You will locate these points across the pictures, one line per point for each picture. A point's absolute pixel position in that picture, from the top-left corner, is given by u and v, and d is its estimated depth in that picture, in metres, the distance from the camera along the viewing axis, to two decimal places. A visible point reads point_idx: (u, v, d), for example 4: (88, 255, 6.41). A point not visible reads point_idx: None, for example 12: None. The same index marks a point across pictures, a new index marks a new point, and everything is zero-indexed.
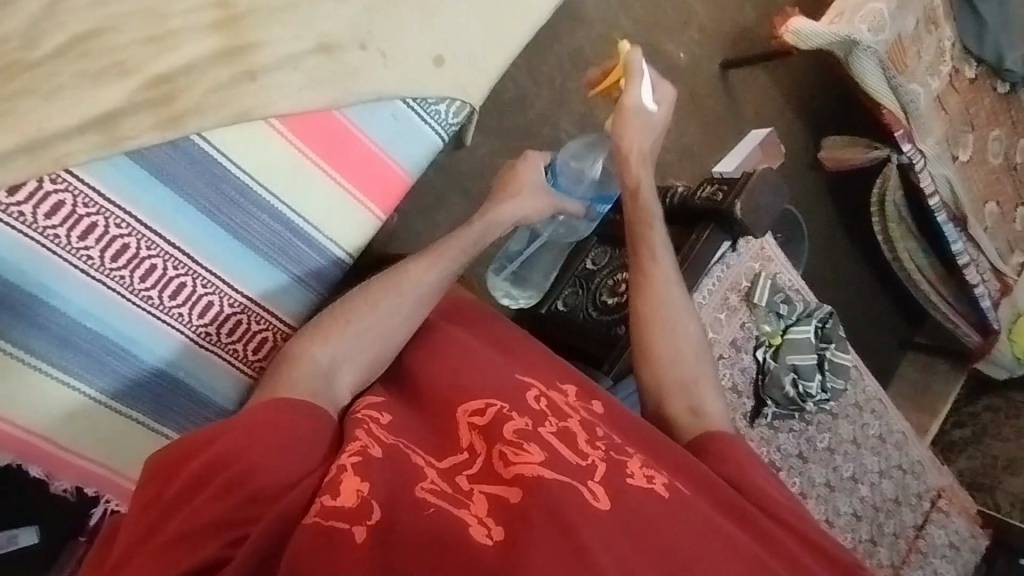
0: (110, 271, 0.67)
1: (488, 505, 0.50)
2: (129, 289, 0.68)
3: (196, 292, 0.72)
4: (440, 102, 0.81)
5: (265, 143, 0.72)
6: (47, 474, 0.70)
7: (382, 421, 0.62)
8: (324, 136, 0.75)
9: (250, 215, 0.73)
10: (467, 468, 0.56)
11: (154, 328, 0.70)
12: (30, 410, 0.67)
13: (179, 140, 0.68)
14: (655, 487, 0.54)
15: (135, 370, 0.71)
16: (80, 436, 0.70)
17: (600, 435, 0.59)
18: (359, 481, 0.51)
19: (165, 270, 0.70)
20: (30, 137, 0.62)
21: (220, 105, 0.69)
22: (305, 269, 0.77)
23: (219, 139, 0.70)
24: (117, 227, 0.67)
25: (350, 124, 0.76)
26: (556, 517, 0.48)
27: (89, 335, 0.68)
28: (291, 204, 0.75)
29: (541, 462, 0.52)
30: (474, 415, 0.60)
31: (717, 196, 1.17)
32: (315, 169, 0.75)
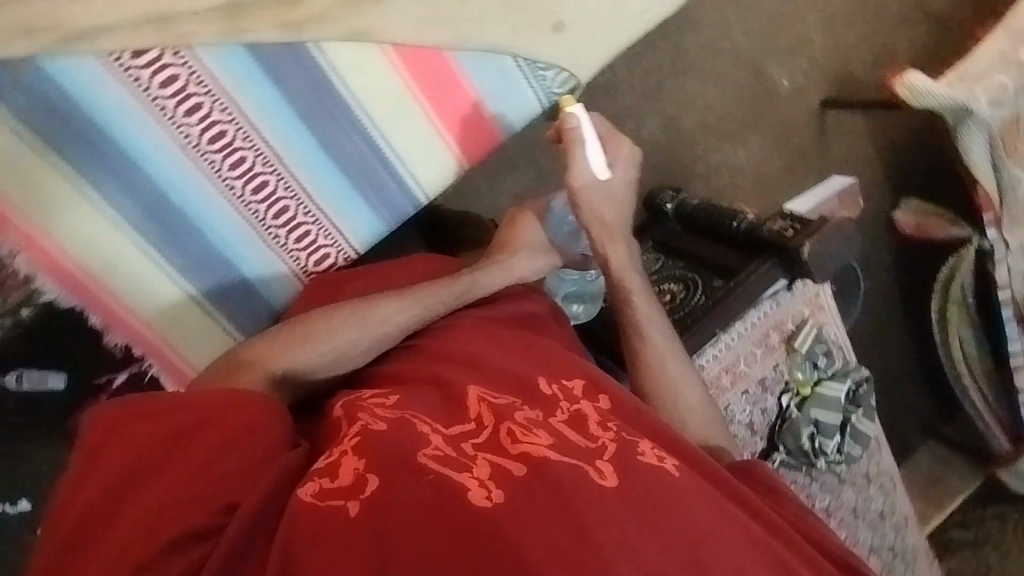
0: (204, 152, 0.69)
1: (491, 471, 0.49)
2: (217, 174, 0.71)
3: (276, 193, 0.74)
4: (549, 68, 0.81)
5: (375, 66, 0.73)
6: (104, 325, 0.73)
7: (389, 402, 0.61)
8: (429, 74, 0.75)
9: (343, 133, 0.74)
10: (474, 438, 0.54)
11: (230, 216, 0.73)
12: (100, 264, 0.70)
13: (296, 44, 0.69)
14: (665, 467, 0.54)
15: (204, 251, 0.74)
16: (139, 299, 0.73)
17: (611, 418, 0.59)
18: (357, 461, 0.52)
19: (253, 164, 0.72)
20: (161, 7, 0.65)
21: (341, 19, 0.70)
22: (381, 197, 0.79)
23: (332, 52, 0.71)
24: (220, 112, 0.69)
25: (457, 68, 0.77)
26: (563, 495, 0.48)
27: (171, 207, 0.70)
28: (383, 132, 0.76)
29: (548, 445, 0.52)
30: (484, 394, 0.60)
31: (788, 232, 1.16)
32: (414, 103, 0.76)
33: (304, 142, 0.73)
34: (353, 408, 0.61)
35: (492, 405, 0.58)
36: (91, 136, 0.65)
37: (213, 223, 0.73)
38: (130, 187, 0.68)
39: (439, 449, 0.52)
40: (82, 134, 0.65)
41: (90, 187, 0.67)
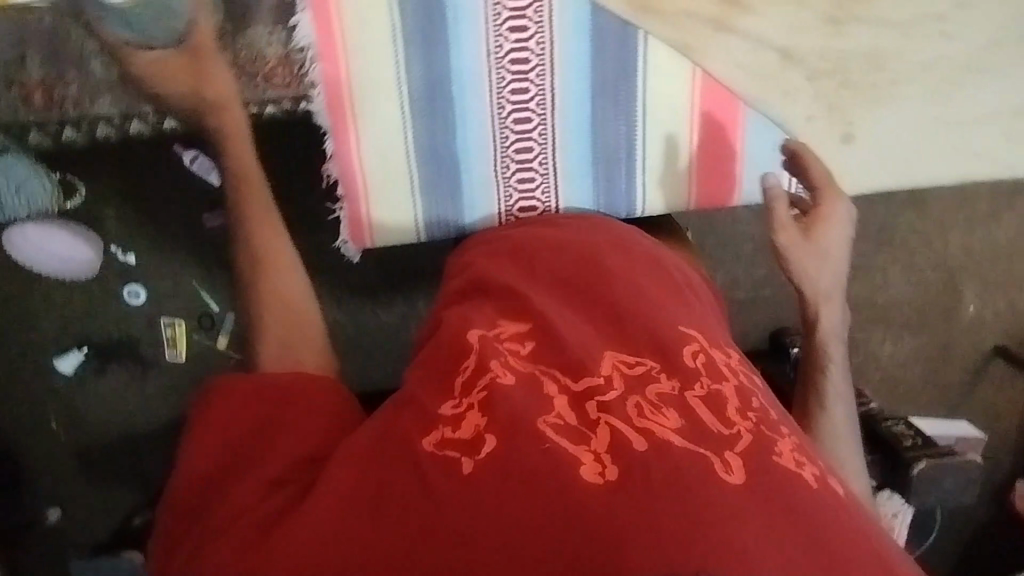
0: (502, 66, 0.74)
1: (609, 442, 0.54)
2: (499, 90, 0.75)
3: (531, 132, 0.77)
4: None
5: (678, 79, 0.77)
6: (331, 155, 0.78)
7: (522, 351, 0.63)
8: (719, 113, 0.79)
9: (615, 117, 0.77)
10: (603, 395, 0.57)
11: (485, 131, 0.77)
12: (365, 123, 0.76)
13: (631, 26, 0.75)
14: (804, 473, 0.55)
15: (446, 152, 0.78)
16: (373, 158, 0.77)
17: (753, 407, 0.60)
18: (479, 418, 0.56)
19: (530, 98, 0.76)
20: None
21: None
22: (608, 192, 0.81)
23: (654, 49, 0.75)
24: (535, 42, 0.74)
25: (740, 122, 0.80)
26: (679, 479, 0.51)
27: (446, 95, 0.75)
28: (644, 138, 0.79)
29: (675, 428, 0.55)
30: (623, 363, 0.61)
31: (907, 440, 1.14)
32: (686, 128, 0.79)
33: (577, 99, 0.76)
34: (494, 347, 0.63)
35: (625, 372, 0.60)
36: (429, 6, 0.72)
37: (464, 120, 0.76)
38: (424, 58, 0.74)
39: (560, 417, 0.56)
40: (426, 12, 0.72)
41: (401, 40, 0.73)
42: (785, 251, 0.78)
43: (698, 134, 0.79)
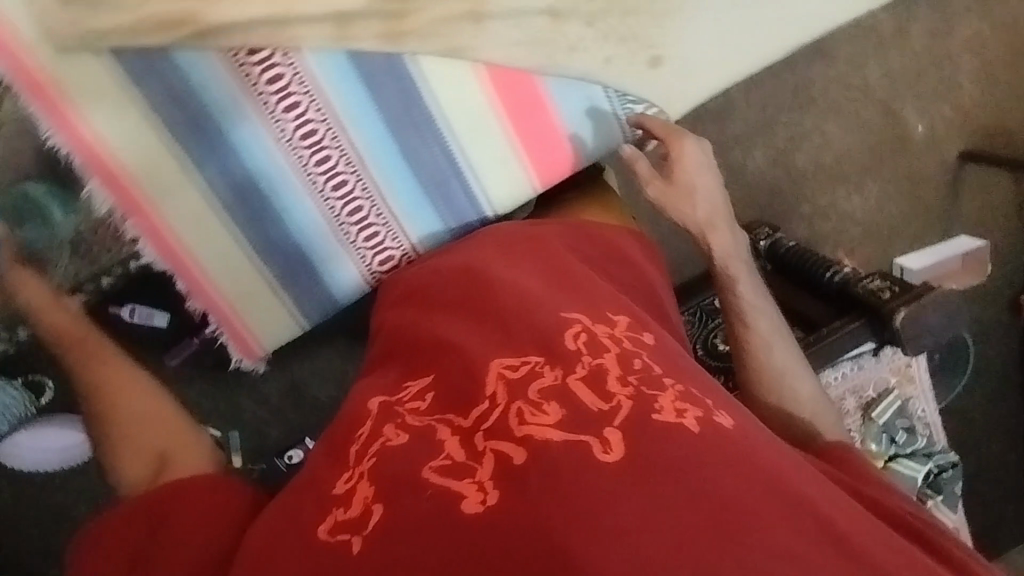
0: (295, 146, 0.74)
1: (493, 467, 0.53)
2: (303, 168, 0.75)
3: (353, 191, 0.77)
4: (637, 102, 0.79)
5: (463, 81, 0.74)
6: (187, 291, 0.78)
7: (419, 407, 0.61)
8: (517, 95, 0.76)
9: (423, 142, 0.77)
10: (487, 419, 0.56)
11: (311, 209, 0.77)
12: (200, 249, 0.77)
13: (393, 55, 0.72)
14: (683, 422, 0.55)
15: (286, 243, 0.78)
16: (224, 276, 0.78)
17: (636, 368, 0.58)
18: (367, 489, 0.54)
19: (337, 162, 0.76)
20: (282, 10, 0.68)
21: (442, 35, 0.72)
22: (452, 210, 0.80)
23: (425, 65, 0.73)
24: (314, 112, 0.73)
25: (544, 92, 0.76)
26: (561, 481, 0.50)
27: (259, 193, 0.75)
28: (461, 148, 0.77)
29: (555, 424, 0.54)
30: (507, 368, 0.59)
31: (883, 294, 1.06)
32: (495, 122, 0.77)
33: (382, 143, 0.76)
34: (388, 409, 0.61)
35: (508, 381, 0.58)
36: (202, 124, 0.71)
37: (289, 210, 0.77)
38: (223, 173, 0.74)
39: (448, 458, 0.54)
40: (201, 128, 0.71)
41: (189, 160, 0.73)
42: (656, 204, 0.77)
43: (508, 120, 0.77)
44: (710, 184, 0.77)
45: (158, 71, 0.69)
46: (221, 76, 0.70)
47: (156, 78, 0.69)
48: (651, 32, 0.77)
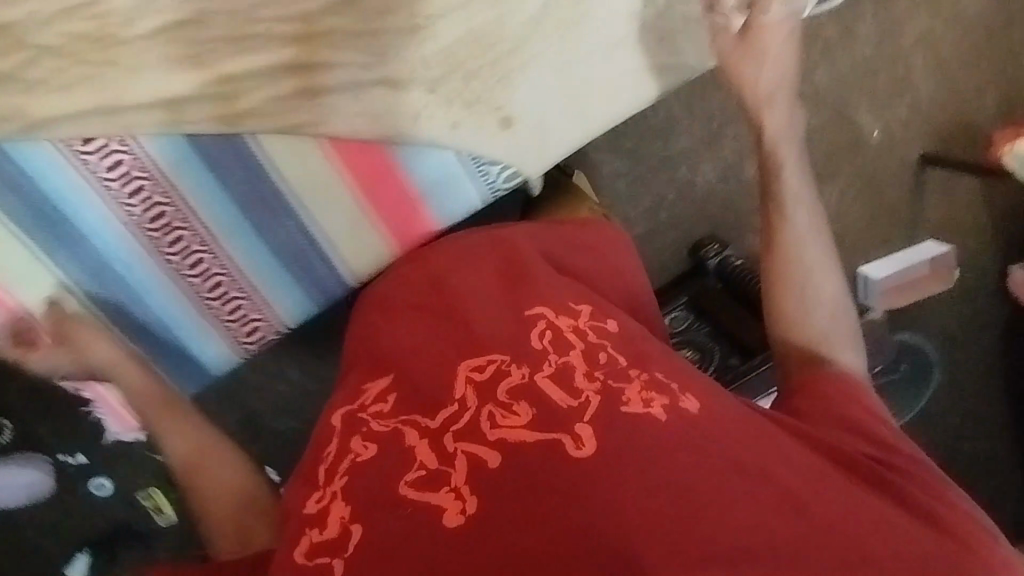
0: (145, 229, 0.74)
1: (466, 471, 0.51)
2: (157, 249, 0.75)
3: (211, 268, 0.78)
4: (494, 164, 0.77)
5: (309, 157, 0.73)
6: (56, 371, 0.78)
7: (383, 407, 0.59)
8: (365, 166, 0.75)
9: (275, 218, 0.76)
10: (456, 421, 0.54)
11: (171, 286, 0.78)
12: (65, 331, 0.76)
13: (233, 136, 0.71)
14: (650, 412, 0.53)
15: (152, 317, 0.79)
16: None
17: (602, 362, 0.57)
18: (341, 508, 0.54)
19: (190, 242, 0.75)
20: (109, 99, 0.67)
21: (279, 113, 0.71)
22: (310, 278, 0.81)
23: (267, 144, 0.72)
24: (160, 195, 0.72)
25: (394, 162, 0.75)
26: (535, 481, 0.50)
27: (116, 274, 0.75)
28: (316, 220, 0.77)
29: (527, 424, 0.53)
30: (473, 369, 0.58)
31: None
32: (347, 193, 0.76)
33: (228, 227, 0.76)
34: (356, 419, 0.60)
35: (475, 382, 0.57)
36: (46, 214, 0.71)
37: (148, 291, 0.78)
38: (75, 260, 0.74)
39: (423, 467, 0.53)
40: (47, 216, 0.71)
41: (38, 246, 0.72)
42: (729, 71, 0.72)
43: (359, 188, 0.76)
44: (788, 56, 0.72)
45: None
46: (58, 167, 0.69)
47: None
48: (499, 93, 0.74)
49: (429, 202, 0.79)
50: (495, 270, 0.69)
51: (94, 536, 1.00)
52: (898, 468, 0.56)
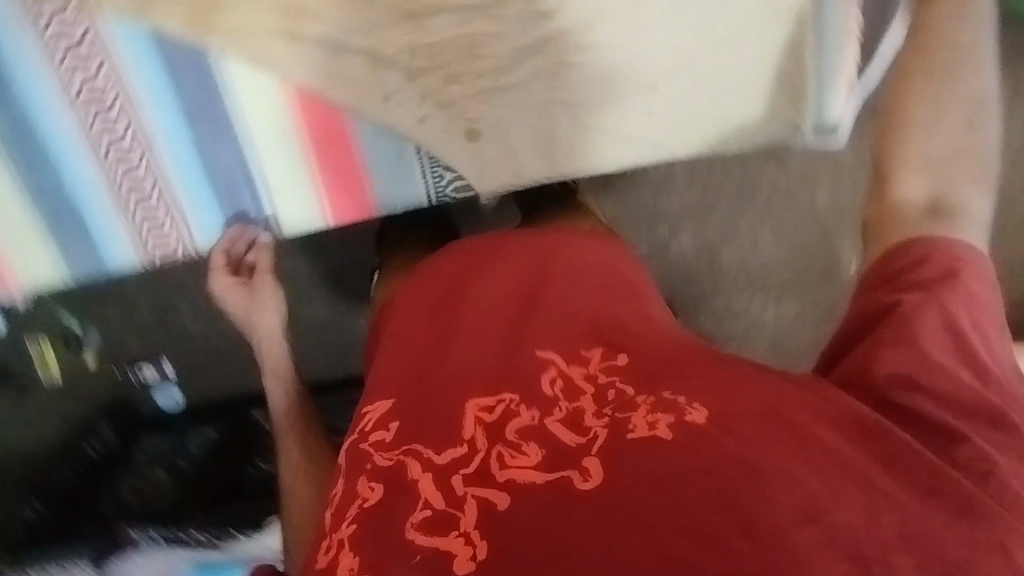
0: (79, 104, 0.70)
1: (477, 514, 0.44)
2: (87, 129, 0.71)
3: (135, 167, 0.74)
4: (448, 172, 0.80)
5: (269, 98, 0.72)
6: None
7: (389, 430, 0.53)
8: (321, 129, 0.75)
9: (217, 139, 0.75)
10: (463, 463, 0.47)
11: (91, 170, 0.74)
12: None
13: (197, 46, 0.68)
14: (656, 434, 0.47)
15: (64, 195, 0.75)
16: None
17: (613, 399, 0.50)
18: (351, 556, 0.46)
19: (122, 133, 0.72)
20: None
21: (249, 42, 0.68)
22: (235, 210, 0.80)
23: (230, 68, 0.70)
24: (105, 75, 0.69)
25: (351, 133, 0.76)
26: (545, 528, 0.43)
27: (38, 140, 0.71)
28: (257, 160, 0.77)
29: (538, 466, 0.46)
30: (483, 410, 0.51)
31: None
32: (297, 147, 0.76)
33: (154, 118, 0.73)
34: (356, 457, 0.53)
35: (485, 420, 0.50)
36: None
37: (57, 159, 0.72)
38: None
39: (428, 507, 0.45)
40: None
41: None
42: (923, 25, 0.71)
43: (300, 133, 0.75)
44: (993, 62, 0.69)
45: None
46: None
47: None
48: (470, 103, 0.74)
49: (380, 192, 0.80)
50: (517, 288, 0.62)
51: None
52: (967, 428, 0.49)
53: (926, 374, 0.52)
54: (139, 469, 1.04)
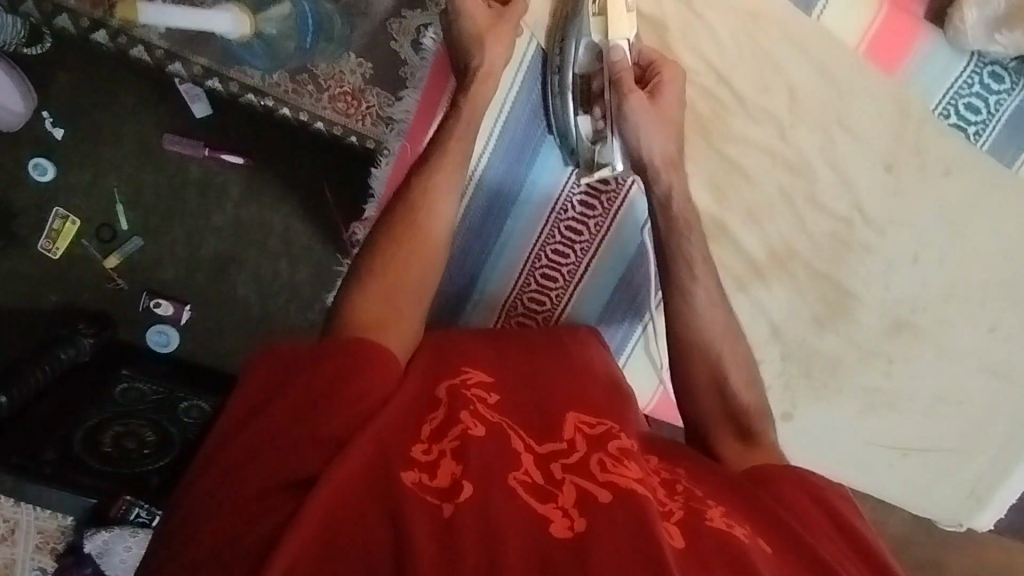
0: (549, 248, 1.07)
1: (577, 499, 0.75)
2: (541, 259, 1.07)
3: (544, 299, 1.09)
4: None
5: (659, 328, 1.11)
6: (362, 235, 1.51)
7: (485, 402, 0.86)
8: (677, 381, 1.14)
9: (619, 326, 1.11)
10: (567, 457, 0.82)
11: (500, 287, 1.08)
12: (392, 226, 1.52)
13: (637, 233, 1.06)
14: (735, 528, 0.76)
15: (453, 292, 1.08)
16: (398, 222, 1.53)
17: (691, 477, 0.86)
18: (454, 468, 0.74)
19: (557, 275, 1.08)
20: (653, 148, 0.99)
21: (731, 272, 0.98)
22: None
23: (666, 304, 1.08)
24: (584, 243, 1.07)
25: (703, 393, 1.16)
26: (628, 509, 0.73)
27: (483, 254, 1.07)
28: (636, 355, 1.12)
29: (631, 478, 0.79)
30: (583, 424, 0.88)
31: None
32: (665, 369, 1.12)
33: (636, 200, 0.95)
34: (464, 396, 0.85)
35: (583, 437, 0.85)
36: (517, 162, 1.03)
37: (491, 274, 1.08)
38: (500, 224, 1.06)
39: (528, 475, 0.78)
40: (519, 165, 1.03)
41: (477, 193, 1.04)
42: (612, 64, 0.91)
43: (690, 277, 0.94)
44: (664, 140, 0.91)
45: (534, 100, 1.01)
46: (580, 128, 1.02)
47: (529, 119, 1.02)
48: (799, 401, 1.06)
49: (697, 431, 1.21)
50: (613, 371, 1.04)
51: (116, 234, 1.63)
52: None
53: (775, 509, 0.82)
54: (121, 406, 1.45)
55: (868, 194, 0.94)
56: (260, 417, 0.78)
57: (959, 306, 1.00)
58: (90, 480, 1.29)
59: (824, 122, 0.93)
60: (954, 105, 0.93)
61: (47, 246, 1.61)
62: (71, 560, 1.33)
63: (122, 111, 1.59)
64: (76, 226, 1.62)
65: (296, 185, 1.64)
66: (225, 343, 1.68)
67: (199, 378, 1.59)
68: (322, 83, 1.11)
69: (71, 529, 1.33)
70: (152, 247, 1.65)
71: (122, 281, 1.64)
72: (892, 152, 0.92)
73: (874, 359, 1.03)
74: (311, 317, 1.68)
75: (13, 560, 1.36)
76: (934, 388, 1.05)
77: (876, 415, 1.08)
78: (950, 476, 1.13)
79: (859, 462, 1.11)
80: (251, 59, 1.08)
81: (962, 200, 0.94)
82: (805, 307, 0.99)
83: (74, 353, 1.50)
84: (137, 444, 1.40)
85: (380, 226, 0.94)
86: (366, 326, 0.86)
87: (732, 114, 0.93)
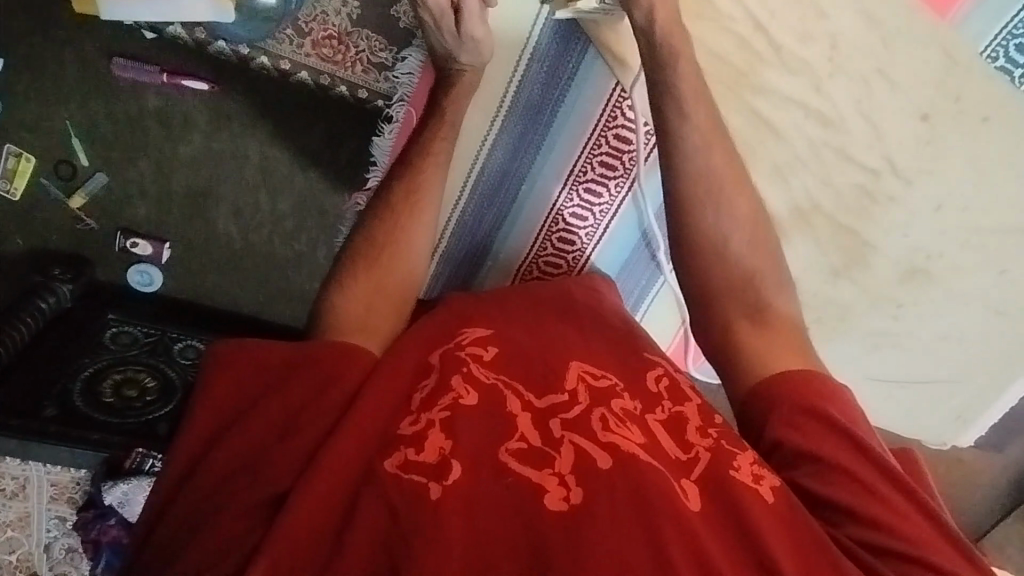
0: (570, 201, 1.06)
1: (573, 462, 0.70)
2: (563, 211, 1.07)
3: (566, 251, 1.11)
4: None
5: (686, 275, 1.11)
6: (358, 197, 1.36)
7: (482, 360, 0.80)
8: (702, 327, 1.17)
9: (644, 272, 1.12)
10: (565, 413, 0.75)
11: (521, 240, 1.11)
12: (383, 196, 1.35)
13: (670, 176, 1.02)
14: (762, 487, 0.71)
15: (475, 243, 1.11)
16: None
17: (716, 424, 0.78)
18: (443, 441, 0.70)
19: (579, 227, 1.09)
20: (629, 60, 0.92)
21: (768, 180, 0.98)
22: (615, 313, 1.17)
23: None
24: (608, 194, 1.06)
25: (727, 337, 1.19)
26: (630, 481, 0.68)
27: (502, 207, 1.08)
28: (660, 297, 1.15)
29: (638, 444, 0.73)
30: (586, 374, 0.80)
31: None
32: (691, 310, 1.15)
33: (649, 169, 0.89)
34: (456, 358, 0.79)
35: (588, 388, 0.78)
36: (535, 119, 1.00)
37: (512, 228, 1.10)
38: (518, 179, 1.05)
39: (524, 439, 0.72)
40: (538, 118, 1.00)
41: (495, 146, 1.02)
42: None
43: (720, 241, 0.85)
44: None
45: (548, 64, 0.97)
46: (600, 94, 0.97)
47: (543, 84, 0.98)
48: (807, 341, 1.13)
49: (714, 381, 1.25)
50: (621, 318, 0.96)
51: (77, 168, 1.33)
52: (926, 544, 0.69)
53: (822, 456, 0.74)
54: (110, 350, 1.29)
55: (900, 147, 0.95)
56: (230, 425, 0.73)
57: (973, 252, 1.03)
58: (100, 433, 1.16)
59: (863, 69, 0.90)
60: (1004, 47, 0.86)
61: (5, 186, 1.32)
62: (92, 513, 1.22)
63: (58, 27, 1.25)
64: (32, 162, 1.32)
65: (274, 109, 1.31)
66: (215, 281, 1.43)
67: (193, 317, 1.41)
68: (304, 28, 1.18)
69: (87, 480, 1.26)
70: (119, 185, 1.35)
71: (92, 221, 1.36)
72: (931, 103, 0.91)
73: (882, 304, 1.09)
74: (300, 247, 1.42)
75: (28, 517, 1.30)
76: (941, 325, 1.11)
77: (880, 353, 1.15)
78: (937, 401, 1.21)
79: (853, 392, 1.20)
80: (240, 30, 1.17)
81: (995, 148, 0.94)
82: (821, 261, 1.06)
83: (55, 301, 1.29)
84: (139, 392, 1.25)
85: (362, 235, 0.88)
86: (352, 332, 0.81)
87: (766, 67, 0.91)
